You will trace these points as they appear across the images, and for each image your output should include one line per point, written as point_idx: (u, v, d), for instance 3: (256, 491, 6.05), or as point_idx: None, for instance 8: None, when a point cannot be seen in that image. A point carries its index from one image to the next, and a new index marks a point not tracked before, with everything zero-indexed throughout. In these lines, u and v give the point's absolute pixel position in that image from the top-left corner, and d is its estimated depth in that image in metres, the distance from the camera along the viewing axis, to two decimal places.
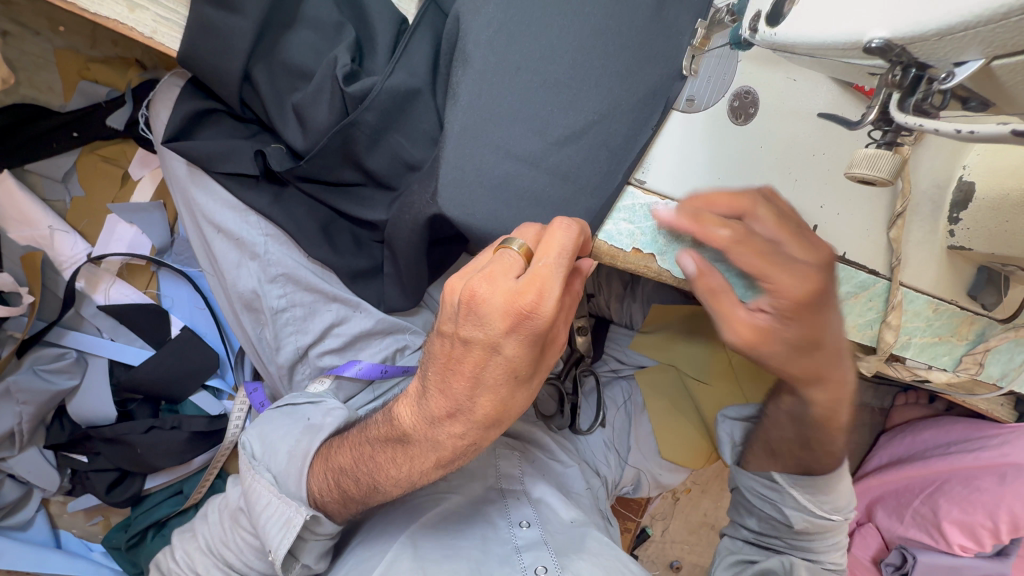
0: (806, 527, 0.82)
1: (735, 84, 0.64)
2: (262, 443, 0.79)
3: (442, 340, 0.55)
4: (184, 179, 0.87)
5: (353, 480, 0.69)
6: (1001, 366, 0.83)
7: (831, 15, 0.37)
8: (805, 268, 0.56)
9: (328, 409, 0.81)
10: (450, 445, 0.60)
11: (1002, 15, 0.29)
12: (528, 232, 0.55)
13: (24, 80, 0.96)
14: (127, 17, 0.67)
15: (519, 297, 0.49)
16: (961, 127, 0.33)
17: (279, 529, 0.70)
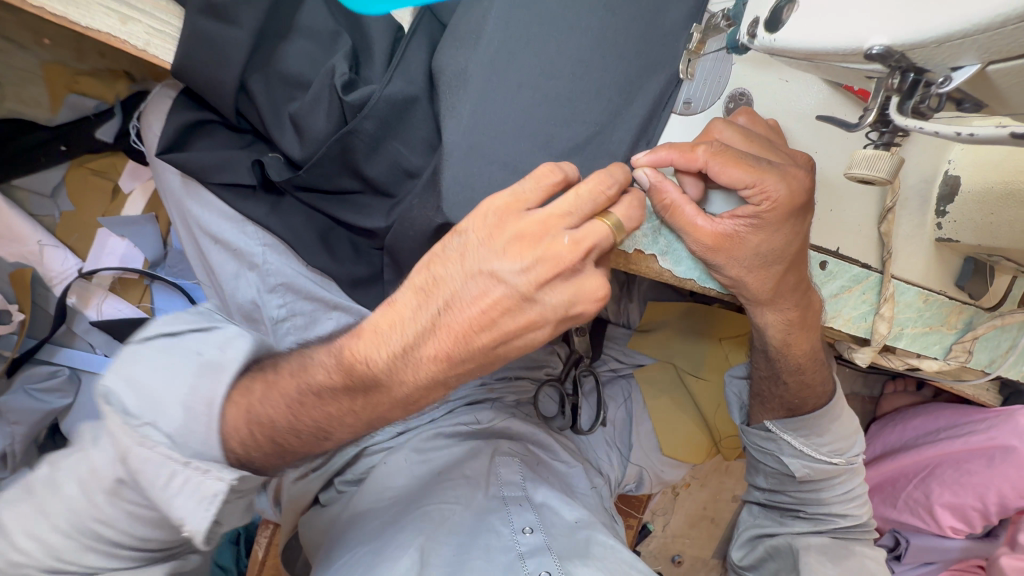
0: (808, 473, 0.88)
1: (728, 87, 0.66)
2: (137, 382, 0.55)
3: (496, 284, 0.53)
4: (178, 191, 0.87)
5: (295, 437, 0.57)
6: (990, 353, 0.90)
7: (830, 21, 0.38)
8: (787, 169, 0.61)
9: (224, 339, 0.59)
10: (418, 388, 0.57)
11: (998, 22, 0.30)
12: (623, 207, 0.57)
13: (12, 94, 0.93)
14: (119, 30, 0.65)
15: (592, 288, 0.56)
16: (960, 129, 0.34)
17: (194, 501, 0.52)
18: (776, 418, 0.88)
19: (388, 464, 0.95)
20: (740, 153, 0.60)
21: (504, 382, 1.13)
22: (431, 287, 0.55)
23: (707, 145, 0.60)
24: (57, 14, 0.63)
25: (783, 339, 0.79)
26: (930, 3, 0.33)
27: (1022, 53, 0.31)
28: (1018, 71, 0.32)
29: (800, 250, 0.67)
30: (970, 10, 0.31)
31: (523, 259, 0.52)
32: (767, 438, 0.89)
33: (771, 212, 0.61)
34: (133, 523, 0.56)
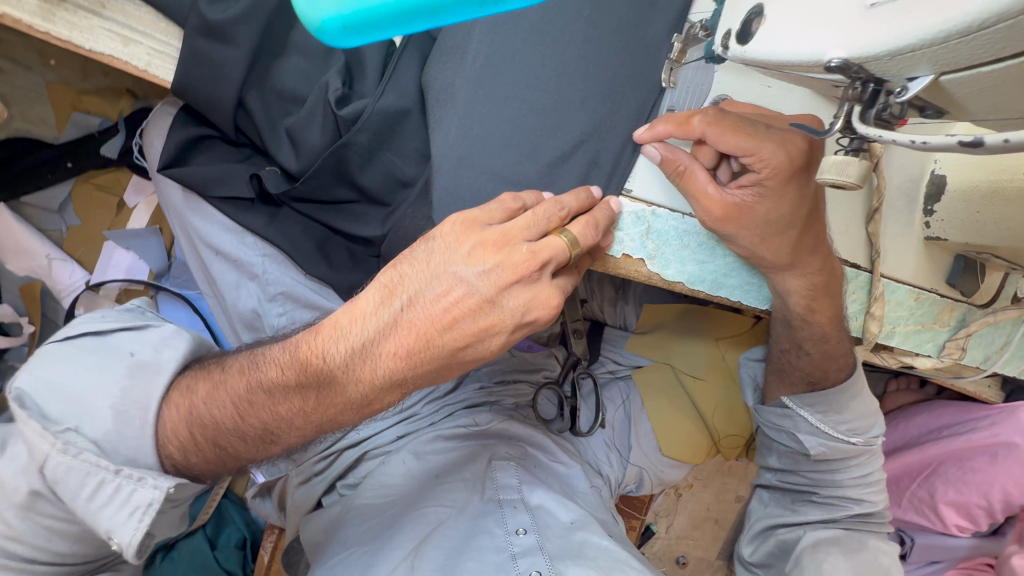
0: (823, 451, 0.86)
1: (711, 93, 0.67)
2: (68, 389, 0.61)
3: (457, 284, 0.55)
4: (179, 205, 0.89)
5: (238, 437, 0.62)
6: (984, 349, 0.91)
7: (794, 33, 0.37)
8: (783, 134, 0.63)
9: (160, 342, 0.66)
10: (375, 391, 0.58)
11: (941, 38, 0.29)
12: (586, 232, 0.59)
13: (18, 114, 0.95)
14: (122, 52, 0.68)
15: (549, 300, 0.57)
16: (911, 138, 0.34)
17: (123, 508, 0.57)
18: (796, 391, 0.87)
19: (387, 469, 0.97)
20: (736, 119, 0.62)
21: (503, 386, 1.15)
22: (392, 287, 0.56)
23: (704, 114, 0.61)
24: (63, 40, 0.65)
25: (807, 306, 0.76)
26: (881, 16, 0.32)
27: (972, 65, 0.30)
28: (972, 80, 0.32)
29: (805, 213, 0.67)
30: (915, 23, 0.30)
31: (482, 265, 0.55)
32: (784, 415, 0.88)
33: (771, 173, 0.63)
34: (51, 540, 0.63)
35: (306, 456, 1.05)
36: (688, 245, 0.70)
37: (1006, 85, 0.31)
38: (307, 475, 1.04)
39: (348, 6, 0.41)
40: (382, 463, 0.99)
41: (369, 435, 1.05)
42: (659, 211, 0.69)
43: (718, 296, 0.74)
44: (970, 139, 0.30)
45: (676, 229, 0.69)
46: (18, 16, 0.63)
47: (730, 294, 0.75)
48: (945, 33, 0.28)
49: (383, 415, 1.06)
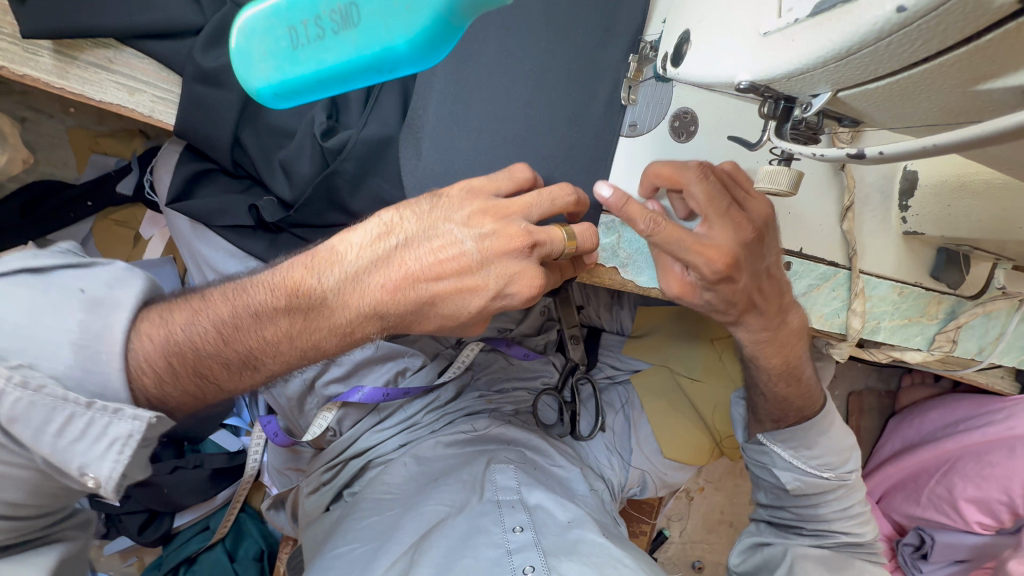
0: (800, 486, 0.87)
1: (672, 107, 0.71)
2: (9, 323, 0.52)
3: (448, 230, 0.60)
4: (187, 235, 0.95)
5: (221, 363, 0.59)
6: (979, 341, 0.91)
7: (709, 60, 0.41)
8: (717, 244, 0.64)
9: (112, 279, 0.58)
10: (361, 322, 0.61)
11: (821, 63, 0.32)
12: (587, 235, 0.62)
13: (42, 159, 1.05)
14: (128, 101, 0.75)
15: (530, 277, 0.61)
16: (808, 151, 0.39)
17: (91, 444, 0.52)
18: (767, 429, 0.89)
19: (388, 472, 1.02)
20: (679, 229, 0.62)
21: (503, 394, 1.19)
22: (390, 228, 0.61)
23: (650, 219, 0.61)
24: (76, 93, 0.73)
25: (753, 353, 0.81)
26: (774, 42, 0.35)
27: (859, 82, 0.33)
28: (862, 95, 0.35)
29: (745, 297, 0.70)
30: (800, 51, 0.33)
31: (481, 229, 0.60)
32: (761, 452, 0.90)
33: (704, 280, 0.66)
34: (3, 489, 0.54)
35: (315, 467, 1.09)
36: None
37: (893, 101, 0.35)
38: (316, 484, 1.08)
39: (276, 76, 0.46)
40: (384, 469, 1.03)
41: (372, 445, 1.09)
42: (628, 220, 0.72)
43: None
44: (853, 151, 0.37)
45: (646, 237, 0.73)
46: (37, 75, 0.71)
47: None
48: (823, 59, 0.32)
49: (386, 425, 1.10)
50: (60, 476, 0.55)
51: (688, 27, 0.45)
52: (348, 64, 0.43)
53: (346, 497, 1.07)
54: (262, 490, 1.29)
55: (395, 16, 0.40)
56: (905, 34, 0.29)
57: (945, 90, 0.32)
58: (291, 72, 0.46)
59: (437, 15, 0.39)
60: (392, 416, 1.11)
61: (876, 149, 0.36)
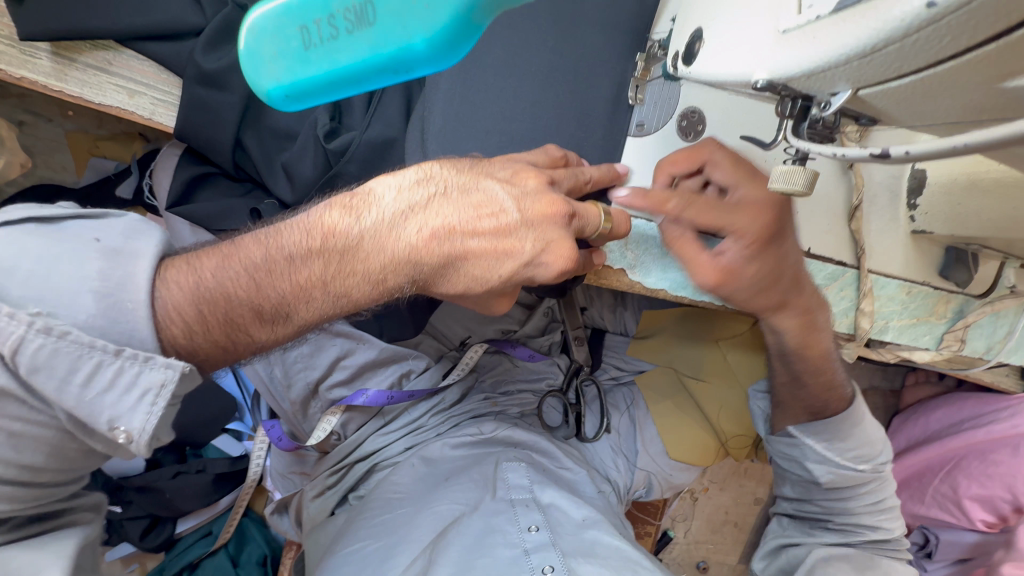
0: (833, 478, 0.88)
1: (680, 106, 0.68)
2: (24, 270, 0.49)
3: (485, 186, 0.60)
4: (188, 238, 0.94)
5: (251, 311, 0.56)
6: (987, 340, 0.90)
7: (725, 60, 0.40)
8: (751, 210, 0.65)
9: (128, 228, 0.55)
10: (397, 271, 0.59)
11: (843, 60, 0.31)
12: (621, 218, 0.64)
13: (41, 163, 1.04)
14: (128, 103, 0.74)
15: (565, 246, 0.60)
16: (833, 151, 0.37)
17: (121, 394, 0.49)
18: (802, 422, 0.89)
19: (396, 474, 1.01)
20: (710, 202, 0.65)
21: (508, 396, 1.18)
22: (427, 177, 0.61)
23: (677, 197, 0.64)
24: (75, 95, 0.72)
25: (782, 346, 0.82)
26: (793, 39, 0.34)
27: (882, 80, 0.33)
28: (883, 94, 0.34)
29: (788, 273, 0.70)
30: (820, 48, 0.32)
31: (520, 186, 0.60)
32: (792, 446, 0.90)
33: (748, 250, 0.66)
34: (21, 451, 0.51)
35: (320, 471, 1.09)
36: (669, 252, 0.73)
37: (915, 99, 0.34)
38: (321, 488, 1.07)
39: (287, 77, 0.45)
40: (392, 471, 1.03)
41: (378, 448, 1.08)
42: (635, 221, 0.71)
43: (703, 301, 0.76)
44: (876, 151, 0.36)
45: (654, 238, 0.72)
46: (35, 78, 0.71)
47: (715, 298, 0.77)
48: (846, 56, 0.31)
49: (391, 428, 1.09)
50: (87, 434, 0.52)
51: (701, 25, 0.45)
52: (365, 64, 0.43)
53: (351, 501, 1.07)
54: (265, 494, 1.28)
55: (414, 12, 0.40)
56: (933, 30, 0.28)
57: (970, 87, 0.31)
58: (302, 73, 0.44)
59: (458, 14, 0.39)
60: (397, 419, 1.10)
61: (901, 149, 0.34)
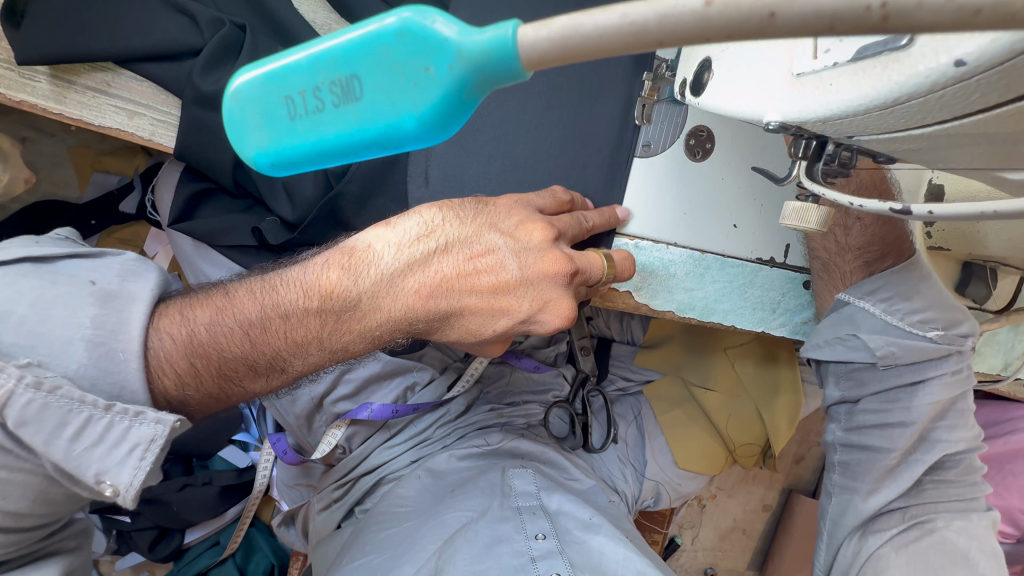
0: (892, 352, 0.73)
1: (687, 124, 0.68)
2: (19, 317, 0.50)
3: (487, 239, 0.59)
4: (190, 254, 0.94)
5: (244, 365, 0.58)
6: (1003, 356, 0.89)
7: (737, 97, 0.40)
8: None
9: (124, 270, 0.57)
10: (390, 328, 0.60)
11: (863, 110, 0.32)
12: (625, 262, 0.64)
13: (44, 178, 1.03)
14: (127, 125, 0.73)
15: (563, 306, 0.60)
16: (852, 202, 0.41)
17: (110, 447, 0.51)
18: (854, 281, 0.75)
19: (402, 487, 0.99)
20: None
21: (513, 407, 1.16)
22: (428, 230, 0.59)
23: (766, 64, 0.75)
24: (75, 118, 0.72)
25: None
26: (807, 85, 0.35)
27: (902, 127, 0.33)
28: (902, 140, 0.35)
29: None
30: (838, 97, 0.33)
31: (521, 241, 0.59)
32: (842, 319, 0.74)
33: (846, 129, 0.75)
34: (5, 498, 0.51)
35: (326, 484, 1.09)
36: (675, 274, 0.71)
37: (938, 147, 0.34)
38: (328, 501, 1.07)
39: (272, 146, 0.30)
40: (397, 484, 1.01)
41: (383, 462, 1.07)
42: (642, 244, 0.69)
43: (711, 322, 0.75)
44: (899, 207, 0.40)
45: (661, 260, 0.70)
46: (33, 101, 0.70)
47: (724, 319, 0.75)
48: (867, 106, 0.32)
49: (397, 441, 1.09)
50: (70, 483, 0.52)
51: (709, 55, 0.44)
52: (352, 140, 0.28)
53: (357, 514, 1.06)
54: (272, 504, 1.29)
55: (404, 83, 0.26)
56: (962, 86, 0.28)
57: (999, 139, 0.32)
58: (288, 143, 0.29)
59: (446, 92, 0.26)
60: (402, 432, 1.10)
61: (924, 208, 0.39)
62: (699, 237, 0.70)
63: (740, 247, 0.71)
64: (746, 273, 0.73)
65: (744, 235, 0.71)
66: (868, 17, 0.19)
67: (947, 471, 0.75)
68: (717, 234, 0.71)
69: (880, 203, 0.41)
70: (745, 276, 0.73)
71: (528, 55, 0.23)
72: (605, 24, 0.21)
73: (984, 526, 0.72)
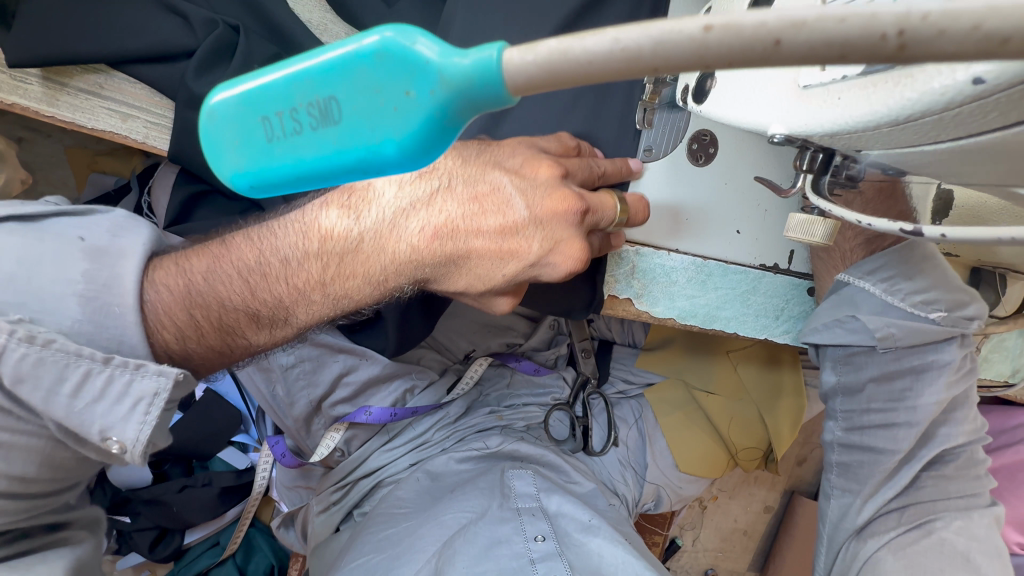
0: (892, 333, 0.68)
1: (691, 128, 0.66)
2: (4, 275, 0.48)
3: (491, 177, 0.57)
4: None
5: (246, 315, 0.57)
6: (1011, 362, 0.87)
7: (742, 109, 0.39)
8: None
9: (113, 226, 0.55)
10: (395, 272, 0.57)
11: (873, 126, 0.31)
12: (638, 206, 0.63)
13: (42, 178, 1.04)
14: (120, 127, 0.72)
15: (574, 246, 0.58)
16: (861, 219, 0.44)
17: (113, 401, 0.49)
18: (854, 261, 0.71)
19: (401, 489, 0.99)
20: None
21: (513, 410, 1.14)
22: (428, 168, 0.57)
23: None
24: (67, 121, 0.71)
25: None
26: (815, 99, 0.34)
27: (913, 143, 0.32)
28: (913, 155, 0.34)
29: None
30: (846, 112, 0.32)
31: (529, 179, 0.57)
32: (842, 300, 0.70)
33: None
34: (11, 463, 0.49)
35: (324, 487, 1.08)
36: (677, 281, 0.71)
37: (956, 163, 0.33)
38: (326, 504, 1.07)
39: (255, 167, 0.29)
40: (395, 487, 1.01)
41: (382, 465, 1.07)
42: (642, 250, 0.69)
43: (714, 329, 0.74)
44: (910, 228, 0.42)
45: (662, 267, 0.70)
46: (26, 104, 0.70)
47: (726, 325, 0.75)
48: (877, 123, 0.31)
49: (396, 444, 1.09)
50: (79, 444, 0.51)
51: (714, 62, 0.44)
52: (333, 169, 0.27)
53: (356, 517, 1.06)
54: (271, 504, 1.29)
55: (382, 105, 0.25)
56: (980, 104, 0.27)
57: (1015, 159, 0.31)
58: (268, 168, 0.28)
59: (430, 119, 0.25)
60: (401, 435, 1.10)
61: (937, 230, 0.41)
62: (702, 244, 0.69)
63: (744, 253, 0.70)
64: (749, 280, 0.72)
65: (748, 241, 0.70)
66: (882, 45, 0.18)
67: (945, 465, 0.74)
68: (720, 240, 0.69)
69: (888, 222, 0.44)
70: (747, 283, 0.72)
71: (514, 81, 0.22)
72: (596, 49, 0.20)
73: (985, 525, 0.71)
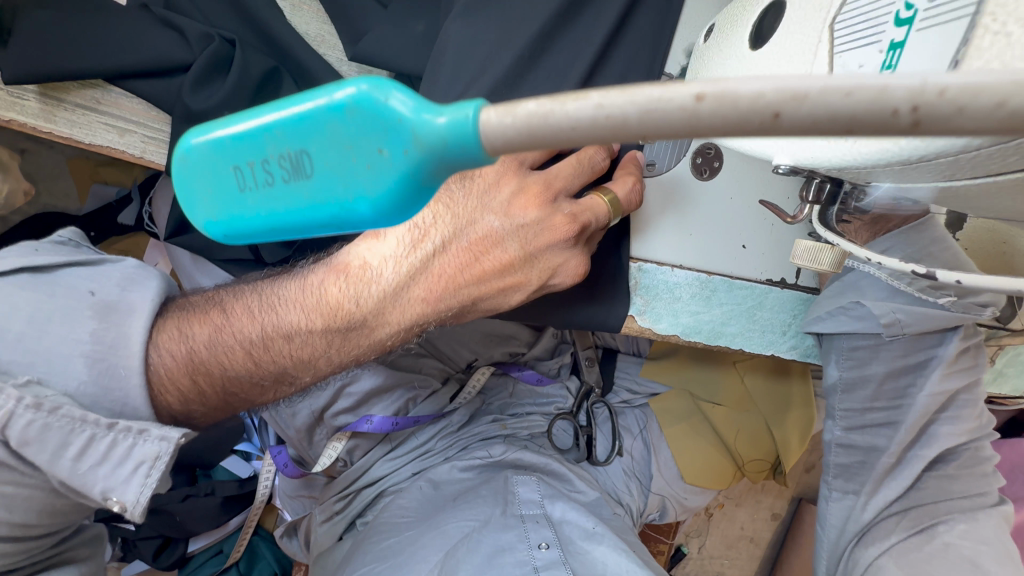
0: (898, 320, 0.66)
1: (696, 142, 0.65)
2: (16, 331, 0.49)
3: (486, 232, 0.54)
4: (189, 266, 0.93)
5: (251, 381, 0.57)
6: None
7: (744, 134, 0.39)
8: None
9: (124, 279, 0.55)
10: (398, 335, 0.58)
11: (884, 163, 0.31)
12: (627, 190, 0.59)
13: (44, 190, 1.03)
14: (118, 141, 0.72)
15: (575, 265, 0.59)
16: (872, 258, 0.44)
17: (115, 465, 0.49)
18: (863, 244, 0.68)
19: (403, 497, 0.98)
20: None
21: (517, 418, 1.13)
22: (422, 233, 0.53)
23: None
24: (65, 135, 0.71)
25: None
26: None
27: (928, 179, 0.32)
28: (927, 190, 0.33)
29: None
30: (854, 146, 0.31)
31: (518, 221, 0.53)
32: (845, 286, 0.69)
33: None
34: (12, 511, 0.49)
35: (327, 496, 1.08)
36: (681, 297, 0.69)
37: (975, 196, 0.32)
38: (329, 513, 1.07)
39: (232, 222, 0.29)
40: (397, 495, 1.00)
41: (385, 474, 1.06)
42: (645, 267, 0.68)
43: (719, 345, 0.73)
44: (921, 270, 0.44)
45: (666, 283, 0.69)
46: (24, 120, 0.70)
47: (732, 342, 0.73)
48: (889, 159, 0.30)
49: (399, 453, 1.08)
50: (78, 497, 0.51)
51: None
52: (309, 219, 0.27)
53: (358, 527, 1.05)
54: (274, 512, 1.30)
55: (357, 162, 0.24)
56: (1000, 148, 0.26)
57: None
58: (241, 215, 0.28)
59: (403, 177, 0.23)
60: (403, 444, 1.09)
61: (953, 276, 0.41)
62: (707, 260, 0.68)
63: (750, 268, 0.69)
64: (754, 295, 0.70)
65: (755, 255, 0.68)
66: (895, 120, 0.17)
67: (947, 463, 0.72)
68: (726, 256, 0.68)
69: (899, 262, 0.45)
70: (754, 299, 0.71)
71: (492, 142, 0.21)
72: (581, 114, 0.19)
73: (993, 526, 0.68)
